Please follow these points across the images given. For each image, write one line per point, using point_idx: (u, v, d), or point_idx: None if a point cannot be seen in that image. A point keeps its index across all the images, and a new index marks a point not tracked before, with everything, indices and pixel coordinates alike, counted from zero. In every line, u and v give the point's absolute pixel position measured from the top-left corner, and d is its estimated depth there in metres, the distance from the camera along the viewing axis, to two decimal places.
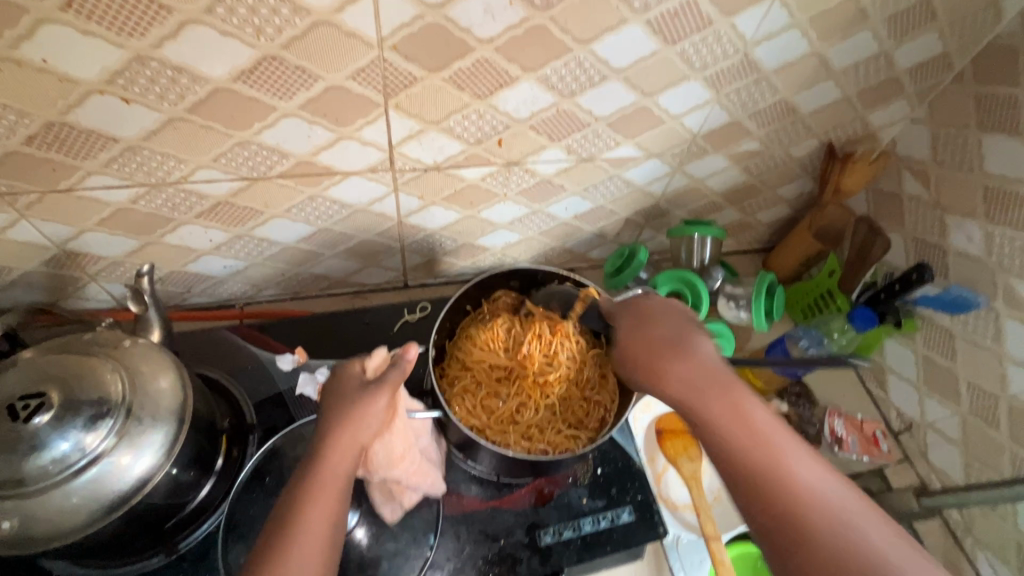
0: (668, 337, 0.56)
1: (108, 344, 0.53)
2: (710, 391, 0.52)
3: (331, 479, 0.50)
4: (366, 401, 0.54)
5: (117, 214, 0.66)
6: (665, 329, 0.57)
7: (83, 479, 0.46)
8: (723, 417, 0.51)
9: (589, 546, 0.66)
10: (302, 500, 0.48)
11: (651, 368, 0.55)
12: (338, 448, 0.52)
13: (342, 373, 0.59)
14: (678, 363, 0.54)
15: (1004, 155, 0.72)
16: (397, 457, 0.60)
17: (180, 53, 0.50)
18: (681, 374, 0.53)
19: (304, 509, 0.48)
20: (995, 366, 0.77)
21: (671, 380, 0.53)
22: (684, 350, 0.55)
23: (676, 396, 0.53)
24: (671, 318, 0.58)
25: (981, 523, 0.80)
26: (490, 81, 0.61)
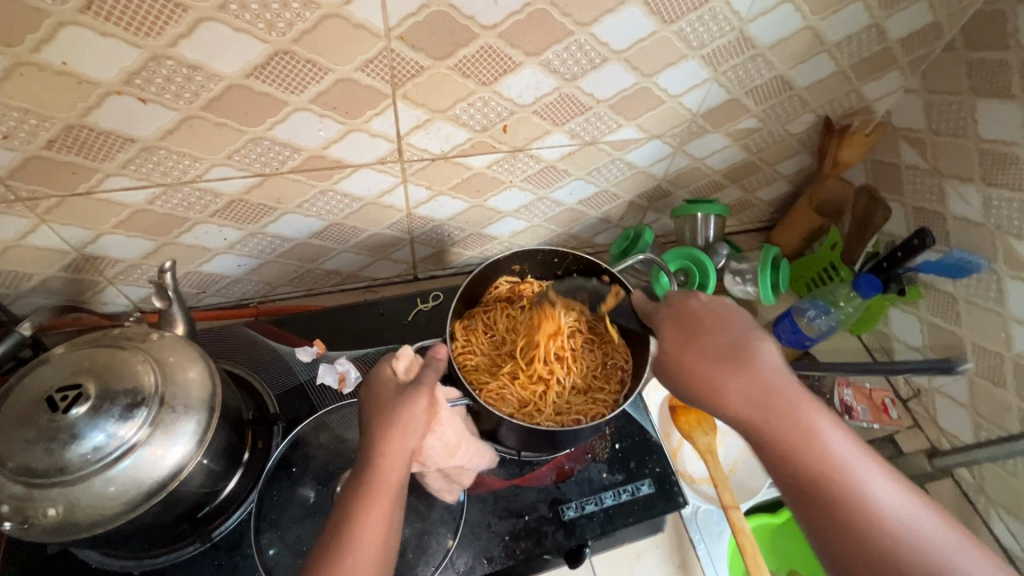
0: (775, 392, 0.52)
1: (137, 337, 0.54)
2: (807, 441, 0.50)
3: (384, 486, 0.51)
4: (408, 406, 0.55)
5: (134, 216, 0.67)
6: (716, 349, 0.56)
7: (121, 467, 0.47)
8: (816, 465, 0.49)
9: (611, 519, 0.67)
10: (359, 508, 0.49)
11: (765, 422, 0.51)
12: (386, 454, 0.52)
13: (376, 380, 0.59)
14: (791, 410, 0.51)
15: (998, 119, 0.73)
16: (454, 445, 0.62)
17: (195, 50, 0.51)
18: (795, 429, 0.50)
19: (364, 511, 0.49)
20: (1000, 326, 0.78)
21: (729, 403, 0.53)
22: (774, 409, 0.52)
23: (773, 443, 0.51)
24: (715, 354, 0.55)
25: (992, 482, 0.81)
26: (494, 67, 0.62)
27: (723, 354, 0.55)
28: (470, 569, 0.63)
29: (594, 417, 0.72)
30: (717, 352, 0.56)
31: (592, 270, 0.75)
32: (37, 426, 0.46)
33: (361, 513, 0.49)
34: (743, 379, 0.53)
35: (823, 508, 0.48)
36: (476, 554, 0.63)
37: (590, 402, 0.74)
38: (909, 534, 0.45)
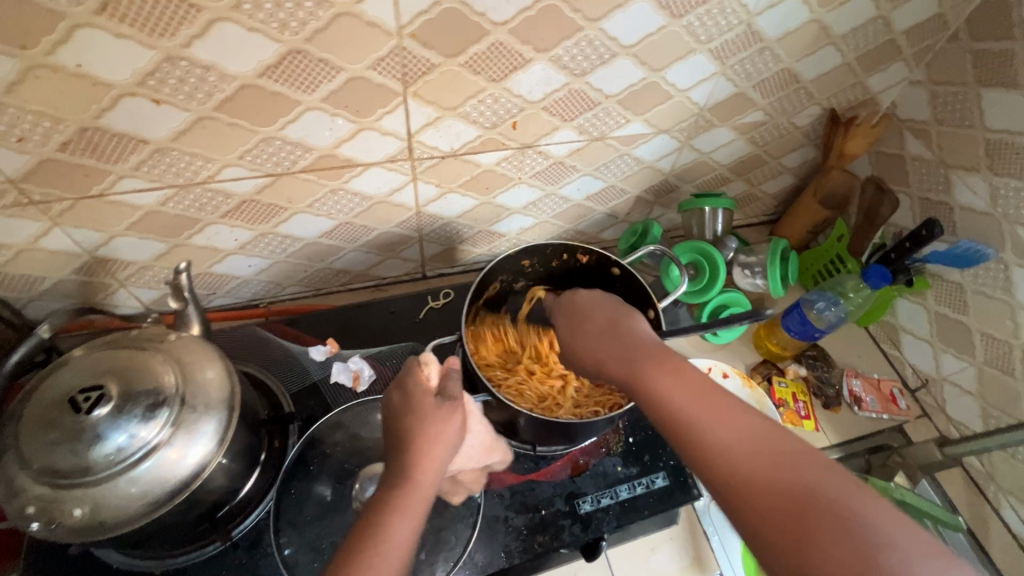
0: (661, 353, 0.54)
1: (156, 338, 0.54)
2: (695, 390, 0.50)
3: (418, 499, 0.50)
4: (444, 420, 0.55)
5: (146, 218, 0.67)
6: (631, 335, 0.58)
7: (145, 467, 0.47)
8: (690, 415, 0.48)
9: (627, 512, 0.68)
10: (390, 516, 0.49)
11: (628, 372, 0.54)
12: (423, 469, 0.52)
13: (406, 389, 0.58)
14: (658, 367, 0.53)
15: (1004, 108, 0.74)
16: (486, 448, 0.65)
17: (209, 50, 0.51)
18: (661, 381, 0.51)
19: (397, 520, 0.49)
20: (1008, 315, 0.78)
21: (606, 361, 0.58)
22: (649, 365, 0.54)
23: (647, 398, 0.52)
24: (599, 326, 0.62)
25: (1002, 470, 0.82)
26: (504, 64, 0.62)
27: (624, 332, 0.59)
28: (489, 564, 0.63)
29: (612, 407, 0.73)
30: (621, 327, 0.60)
31: (603, 263, 0.75)
32: (60, 427, 0.47)
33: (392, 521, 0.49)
34: (619, 341, 0.58)
35: (708, 459, 0.45)
36: (494, 548, 0.64)
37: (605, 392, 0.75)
38: (784, 470, 0.42)
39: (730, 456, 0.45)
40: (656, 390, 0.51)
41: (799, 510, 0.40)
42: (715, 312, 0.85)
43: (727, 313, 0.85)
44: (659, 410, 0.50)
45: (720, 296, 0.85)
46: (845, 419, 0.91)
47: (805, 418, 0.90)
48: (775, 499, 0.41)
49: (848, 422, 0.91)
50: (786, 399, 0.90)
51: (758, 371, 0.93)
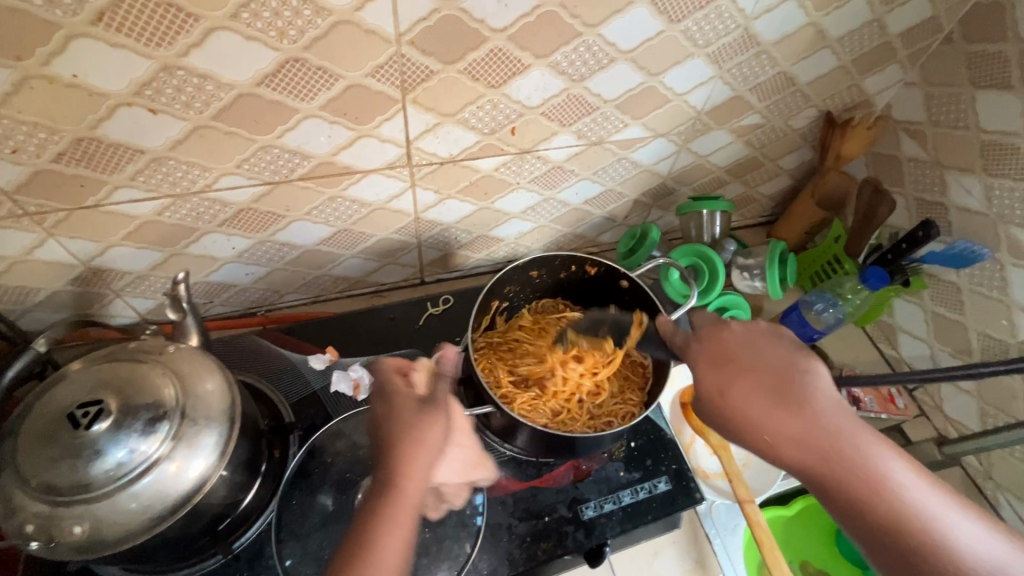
0: (769, 379, 0.54)
1: (154, 350, 0.54)
2: (801, 419, 0.52)
3: (405, 506, 0.51)
4: (425, 424, 0.57)
5: (143, 227, 0.66)
6: (728, 355, 0.57)
7: (145, 482, 0.47)
8: (812, 445, 0.50)
9: (630, 517, 0.68)
10: (378, 526, 0.49)
11: (823, 451, 0.50)
12: (406, 473, 0.53)
13: (391, 399, 0.60)
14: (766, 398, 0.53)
15: (998, 110, 0.74)
16: (472, 461, 0.68)
17: (206, 59, 0.51)
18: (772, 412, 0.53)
19: (387, 527, 0.49)
20: (1004, 314, 0.79)
21: (777, 434, 0.52)
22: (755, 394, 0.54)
23: (751, 428, 0.53)
24: (759, 379, 0.54)
25: (1000, 468, 0.82)
26: (503, 70, 0.62)
27: (721, 353, 0.58)
28: (493, 572, 0.63)
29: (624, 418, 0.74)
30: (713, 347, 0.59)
31: (610, 275, 0.75)
32: (58, 443, 0.46)
33: (380, 531, 0.49)
34: (787, 408, 0.52)
35: (818, 480, 0.50)
36: (498, 556, 0.64)
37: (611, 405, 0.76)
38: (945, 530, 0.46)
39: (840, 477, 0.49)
40: (758, 422, 0.53)
41: (913, 519, 0.47)
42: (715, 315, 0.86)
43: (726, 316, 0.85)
44: (769, 438, 0.52)
45: (720, 299, 0.85)
46: None
47: None
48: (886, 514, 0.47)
49: (847, 422, 0.92)
50: None
51: None
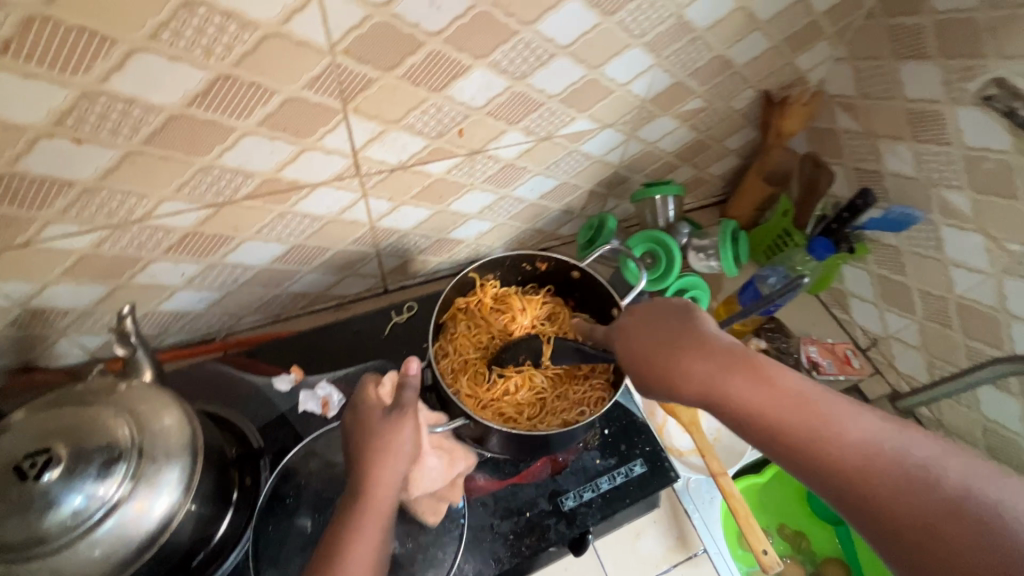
0: (692, 345, 0.54)
1: (104, 390, 0.52)
2: (768, 389, 0.49)
3: (377, 509, 0.53)
4: (395, 421, 0.57)
5: (81, 262, 0.63)
6: (663, 336, 0.56)
7: (106, 528, 0.45)
8: (796, 418, 0.47)
9: (610, 502, 0.69)
10: (346, 535, 0.52)
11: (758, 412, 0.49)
12: (377, 479, 0.54)
13: (360, 405, 0.60)
14: (743, 380, 0.50)
15: (920, 79, 0.79)
16: (446, 461, 0.67)
17: (129, 84, 0.49)
18: (756, 394, 0.49)
19: (354, 541, 0.51)
20: (941, 271, 0.84)
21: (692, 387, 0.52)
22: (736, 379, 0.50)
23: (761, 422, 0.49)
24: (678, 338, 0.55)
25: (949, 416, 0.88)
26: (444, 72, 0.62)
27: (634, 325, 0.59)
28: (479, 573, 0.64)
29: (597, 405, 0.71)
30: (664, 348, 0.55)
31: (562, 266, 0.75)
32: (5, 498, 0.43)
33: (349, 540, 0.51)
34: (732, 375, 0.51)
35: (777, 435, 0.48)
36: (484, 558, 0.64)
37: (579, 397, 0.72)
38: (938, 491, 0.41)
39: (822, 444, 0.46)
40: (731, 402, 0.50)
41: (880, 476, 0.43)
42: (676, 298, 0.88)
43: (687, 297, 0.87)
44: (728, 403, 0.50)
45: (679, 282, 0.87)
46: None
47: None
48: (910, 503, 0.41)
49: None
50: None
51: None
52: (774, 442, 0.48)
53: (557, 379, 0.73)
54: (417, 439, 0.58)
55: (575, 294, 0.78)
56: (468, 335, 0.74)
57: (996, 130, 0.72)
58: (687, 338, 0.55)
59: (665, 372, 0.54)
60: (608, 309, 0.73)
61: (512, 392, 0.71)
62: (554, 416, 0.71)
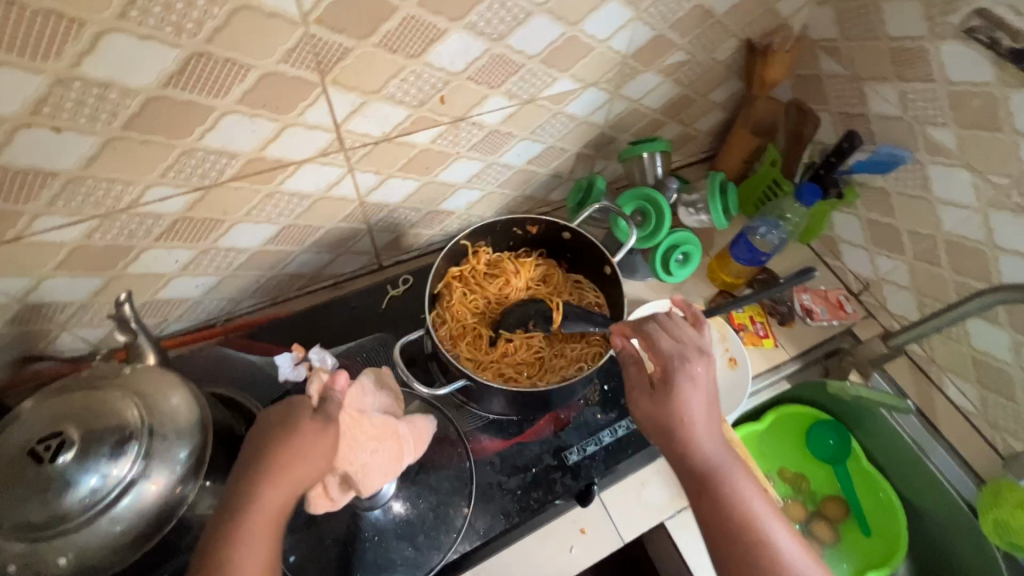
0: (711, 436, 0.59)
1: (109, 375, 0.53)
2: (744, 504, 0.57)
3: (257, 517, 0.49)
4: (304, 435, 0.52)
5: (73, 254, 0.64)
6: (706, 416, 0.59)
7: (124, 504, 0.47)
8: (752, 529, 0.56)
9: (613, 454, 0.72)
10: (227, 543, 0.48)
11: (724, 507, 0.57)
12: (269, 488, 0.50)
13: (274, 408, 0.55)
14: (743, 480, 0.58)
15: (903, 16, 0.78)
16: (395, 455, 0.62)
17: (102, 67, 0.48)
18: (748, 492, 0.57)
19: (242, 546, 0.48)
20: (929, 209, 0.85)
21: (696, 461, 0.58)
22: (740, 477, 0.59)
23: (721, 516, 0.57)
24: (707, 423, 0.59)
25: (941, 352, 0.89)
26: (420, 37, 0.61)
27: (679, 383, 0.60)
28: (491, 528, 0.66)
29: (594, 360, 0.72)
30: (716, 425, 0.60)
31: (552, 228, 0.75)
32: (24, 480, 0.45)
33: (232, 547, 0.47)
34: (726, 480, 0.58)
35: (730, 529, 0.56)
36: (494, 513, 0.67)
37: (577, 354, 0.74)
38: None
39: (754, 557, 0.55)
40: (711, 484, 0.58)
41: None
42: (669, 253, 0.89)
43: (679, 252, 0.88)
44: (711, 486, 0.58)
45: (671, 237, 0.88)
46: (800, 332, 0.98)
47: (764, 337, 0.96)
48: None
49: (803, 334, 0.97)
50: (744, 323, 0.96)
51: (715, 301, 0.98)
52: (720, 530, 0.57)
53: (554, 337, 0.75)
54: (325, 461, 0.52)
55: (568, 256, 0.78)
56: (464, 302, 0.75)
57: (979, 63, 0.72)
58: (712, 427, 0.59)
59: (698, 440, 0.58)
60: (600, 267, 0.73)
61: (511, 352, 0.73)
62: (553, 373, 0.72)
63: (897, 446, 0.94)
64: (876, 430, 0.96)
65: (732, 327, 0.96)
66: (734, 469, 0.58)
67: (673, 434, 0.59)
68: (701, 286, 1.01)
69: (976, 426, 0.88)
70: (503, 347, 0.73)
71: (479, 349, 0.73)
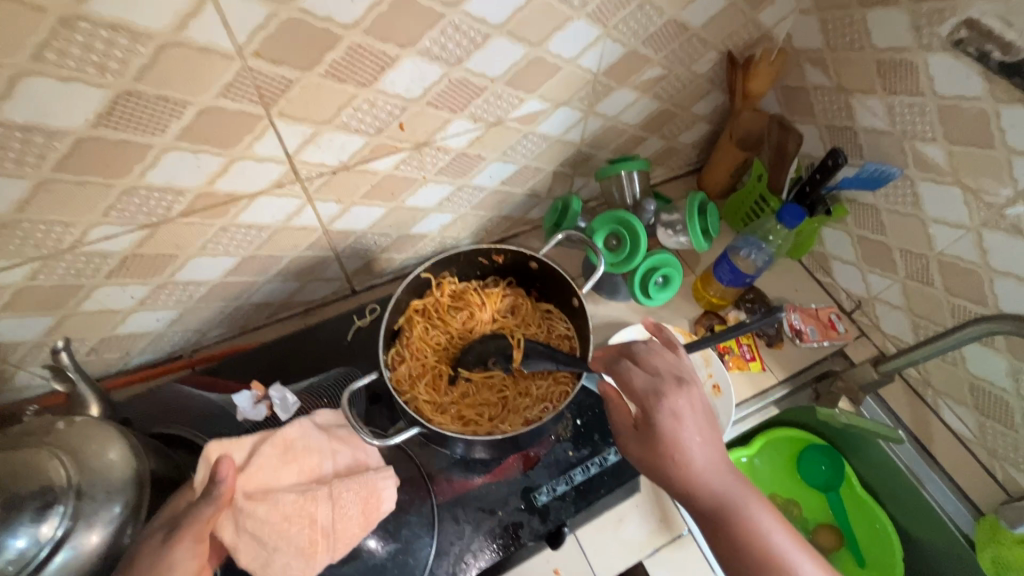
0: (710, 467, 0.57)
1: (41, 431, 0.50)
2: (754, 527, 0.56)
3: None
4: (175, 538, 0.47)
5: (18, 296, 0.62)
6: (703, 447, 0.57)
7: (50, 569, 0.44)
8: (770, 551, 0.55)
9: (583, 494, 0.68)
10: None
11: (736, 536, 0.56)
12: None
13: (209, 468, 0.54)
14: (750, 502, 0.57)
15: (888, 27, 0.74)
16: (307, 547, 0.56)
17: (23, 111, 0.46)
18: (756, 515, 0.57)
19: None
20: (920, 227, 0.81)
21: (702, 497, 0.56)
22: (748, 501, 0.57)
23: (738, 546, 0.55)
24: (706, 454, 0.57)
25: (937, 376, 0.85)
26: (370, 66, 0.58)
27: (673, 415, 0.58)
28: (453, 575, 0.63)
29: (559, 400, 0.70)
30: (713, 450, 0.58)
31: (520, 258, 0.73)
32: None
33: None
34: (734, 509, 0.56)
35: (748, 557, 0.55)
36: (457, 559, 0.64)
37: (542, 395, 0.71)
38: None
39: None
40: (721, 515, 0.56)
41: None
42: (648, 276, 0.85)
43: (659, 275, 0.85)
44: (720, 519, 0.56)
45: (650, 260, 0.84)
46: (788, 354, 0.94)
47: (751, 360, 0.93)
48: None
49: (792, 356, 0.94)
50: (730, 346, 0.93)
51: (700, 324, 0.94)
52: (740, 560, 0.55)
53: (518, 377, 0.72)
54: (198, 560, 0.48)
55: (537, 286, 0.76)
56: (425, 340, 0.73)
57: (968, 76, 0.68)
58: (711, 456, 0.57)
59: (700, 474, 0.56)
60: (568, 298, 0.71)
61: (472, 393, 0.71)
62: (516, 415, 0.70)
63: (887, 470, 0.90)
64: (870, 456, 0.92)
65: (718, 351, 0.93)
66: (740, 494, 0.57)
67: (675, 474, 0.57)
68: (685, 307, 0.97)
69: (973, 452, 0.84)
70: (464, 388, 0.71)
71: (439, 391, 0.71)
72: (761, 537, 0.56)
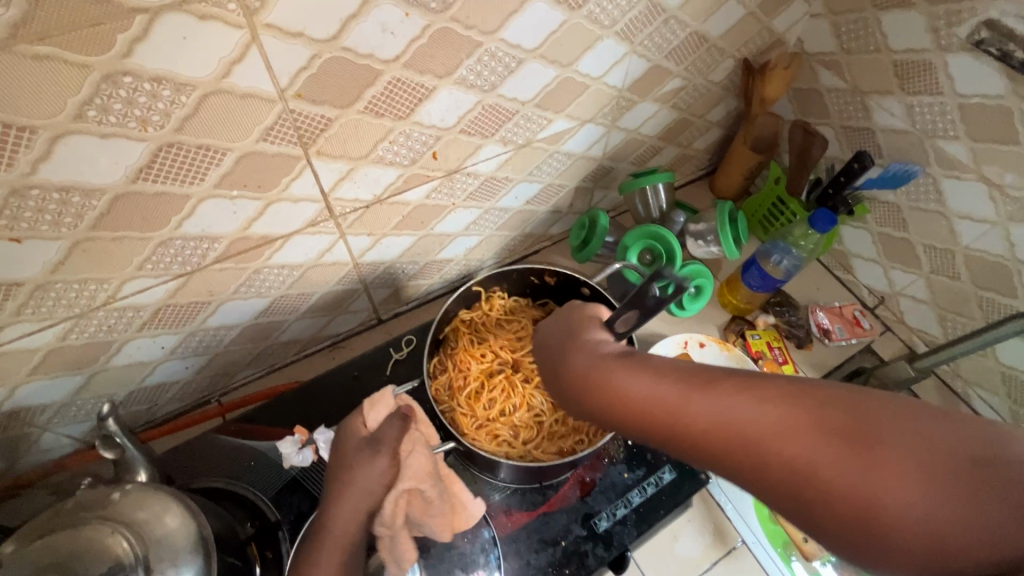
0: (623, 365, 0.47)
1: (96, 503, 0.48)
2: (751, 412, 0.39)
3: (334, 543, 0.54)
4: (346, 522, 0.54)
5: (48, 358, 0.59)
6: (609, 354, 0.48)
7: None
8: (784, 435, 0.38)
9: (644, 516, 0.68)
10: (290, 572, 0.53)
11: (701, 428, 0.41)
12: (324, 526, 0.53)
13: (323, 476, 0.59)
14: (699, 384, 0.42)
15: (904, 29, 0.75)
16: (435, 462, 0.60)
17: (61, 171, 0.44)
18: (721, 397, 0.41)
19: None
20: (944, 224, 0.82)
21: (633, 400, 0.44)
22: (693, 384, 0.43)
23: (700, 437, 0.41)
24: (614, 358, 0.48)
25: (967, 368, 0.87)
26: (408, 98, 0.57)
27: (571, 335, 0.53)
28: None
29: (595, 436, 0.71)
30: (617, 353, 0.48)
31: (574, 282, 0.73)
32: None
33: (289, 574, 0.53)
34: (691, 400, 0.42)
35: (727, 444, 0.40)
36: None
37: (578, 428, 0.73)
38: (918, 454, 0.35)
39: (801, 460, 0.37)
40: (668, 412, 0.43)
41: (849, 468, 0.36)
42: None
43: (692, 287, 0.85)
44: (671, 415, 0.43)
45: (682, 272, 0.84)
46: (819, 354, 0.95)
47: (784, 364, 0.92)
48: (920, 447, 0.34)
49: (823, 356, 0.95)
50: (762, 351, 0.92)
51: (731, 329, 0.95)
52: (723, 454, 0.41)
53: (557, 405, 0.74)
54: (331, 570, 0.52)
55: None
56: (469, 354, 0.75)
57: (990, 75, 0.69)
58: (618, 359, 0.48)
59: (611, 379, 0.47)
60: None
61: (509, 415, 0.73)
62: (552, 443, 0.72)
63: None
64: None
65: (750, 356, 0.92)
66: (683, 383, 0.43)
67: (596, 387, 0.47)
68: (713, 314, 0.97)
69: None
70: (500, 408, 0.73)
71: (474, 409, 0.73)
72: (757, 419, 0.39)
